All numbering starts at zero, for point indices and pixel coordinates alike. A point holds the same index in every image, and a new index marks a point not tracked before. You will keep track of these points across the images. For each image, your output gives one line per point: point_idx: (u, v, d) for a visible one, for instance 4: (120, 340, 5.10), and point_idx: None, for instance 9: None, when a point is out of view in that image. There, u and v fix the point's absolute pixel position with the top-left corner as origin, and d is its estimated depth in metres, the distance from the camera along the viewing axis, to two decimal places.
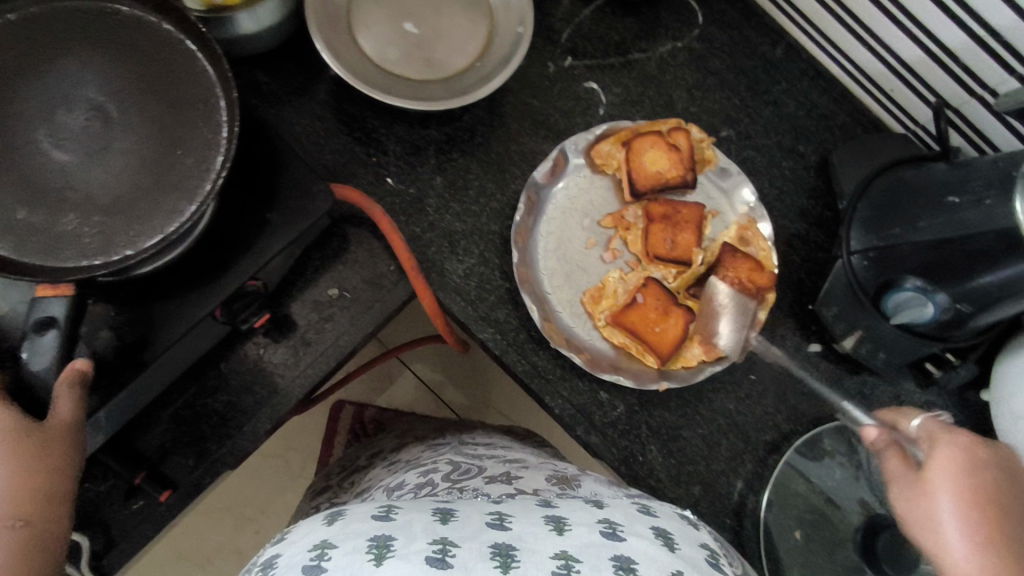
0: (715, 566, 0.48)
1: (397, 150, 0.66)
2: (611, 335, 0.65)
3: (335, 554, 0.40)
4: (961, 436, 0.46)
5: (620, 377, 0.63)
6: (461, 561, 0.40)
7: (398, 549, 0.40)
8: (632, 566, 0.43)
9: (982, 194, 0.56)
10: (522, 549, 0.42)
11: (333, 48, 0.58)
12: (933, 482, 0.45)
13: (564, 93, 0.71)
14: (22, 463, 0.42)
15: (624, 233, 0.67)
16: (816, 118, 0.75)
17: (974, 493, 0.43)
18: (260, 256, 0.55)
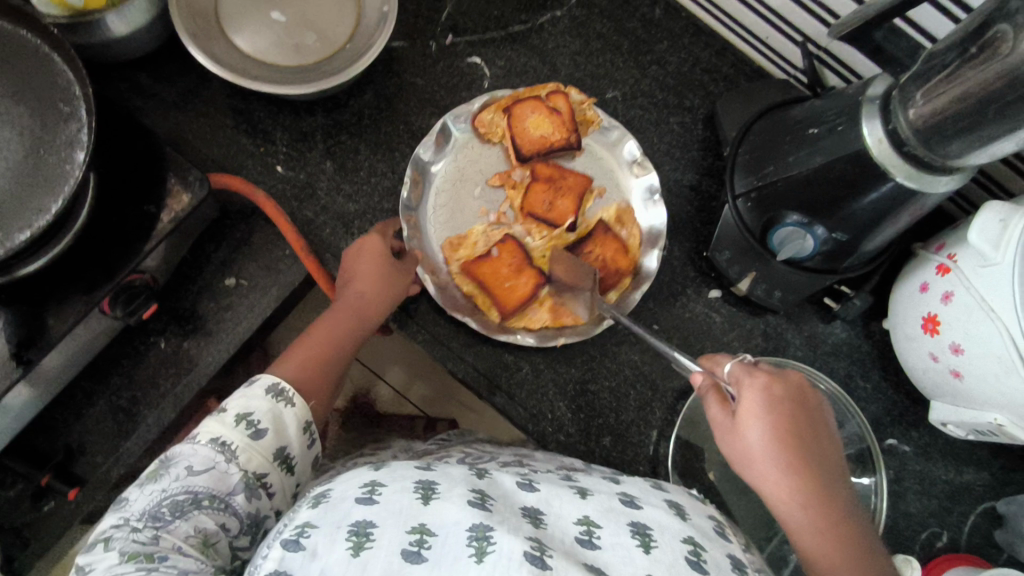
0: (724, 536, 0.50)
1: (285, 139, 0.68)
2: (463, 284, 0.67)
3: (386, 489, 0.44)
4: (758, 376, 0.49)
5: (517, 338, 0.65)
6: (498, 509, 0.44)
7: (442, 491, 0.44)
8: (647, 531, 0.46)
9: (833, 122, 0.58)
10: (549, 514, 0.46)
11: (199, 41, 0.60)
12: (744, 424, 0.49)
13: (448, 70, 0.73)
14: (366, 285, 0.61)
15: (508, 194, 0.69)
16: (700, 72, 0.77)
17: (778, 433, 0.48)
18: (143, 250, 0.56)
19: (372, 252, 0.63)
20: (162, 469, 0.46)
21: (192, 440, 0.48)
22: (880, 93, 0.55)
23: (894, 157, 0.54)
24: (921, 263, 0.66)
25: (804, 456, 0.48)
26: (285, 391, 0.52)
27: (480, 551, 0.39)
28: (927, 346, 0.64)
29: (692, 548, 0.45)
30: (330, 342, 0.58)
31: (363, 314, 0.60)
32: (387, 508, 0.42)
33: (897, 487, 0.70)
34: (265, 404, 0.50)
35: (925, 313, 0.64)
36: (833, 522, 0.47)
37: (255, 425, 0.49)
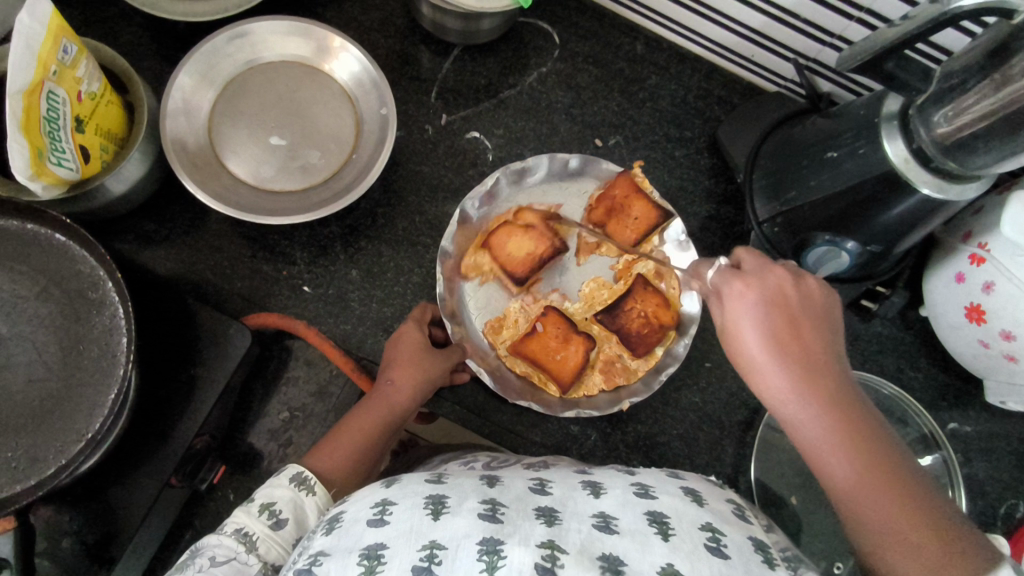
0: (744, 519, 0.50)
1: (305, 257, 0.67)
2: (515, 364, 0.66)
3: (396, 508, 0.44)
4: (733, 281, 0.48)
5: (583, 413, 0.64)
6: (510, 518, 0.44)
7: (452, 506, 0.44)
8: (665, 519, 0.46)
9: (854, 145, 0.58)
10: (564, 512, 0.46)
11: (205, 185, 0.58)
12: (736, 323, 0.48)
13: (449, 150, 0.72)
14: (400, 374, 0.60)
15: (546, 258, 0.67)
16: (693, 100, 0.78)
17: (773, 335, 0.46)
18: (198, 415, 0.54)
19: (409, 340, 0.62)
20: (188, 562, 0.44)
21: (218, 530, 0.46)
22: (896, 110, 0.56)
23: (923, 172, 0.54)
24: (952, 253, 0.67)
25: (807, 353, 0.46)
26: (308, 480, 0.51)
27: (492, 564, 0.39)
28: (975, 334, 0.66)
29: (712, 534, 0.45)
30: (363, 441, 0.56)
31: (393, 408, 0.58)
32: (398, 528, 0.42)
33: (968, 469, 0.72)
34: (288, 493, 0.49)
35: (968, 303, 0.65)
36: (850, 428, 0.43)
37: (278, 514, 0.47)
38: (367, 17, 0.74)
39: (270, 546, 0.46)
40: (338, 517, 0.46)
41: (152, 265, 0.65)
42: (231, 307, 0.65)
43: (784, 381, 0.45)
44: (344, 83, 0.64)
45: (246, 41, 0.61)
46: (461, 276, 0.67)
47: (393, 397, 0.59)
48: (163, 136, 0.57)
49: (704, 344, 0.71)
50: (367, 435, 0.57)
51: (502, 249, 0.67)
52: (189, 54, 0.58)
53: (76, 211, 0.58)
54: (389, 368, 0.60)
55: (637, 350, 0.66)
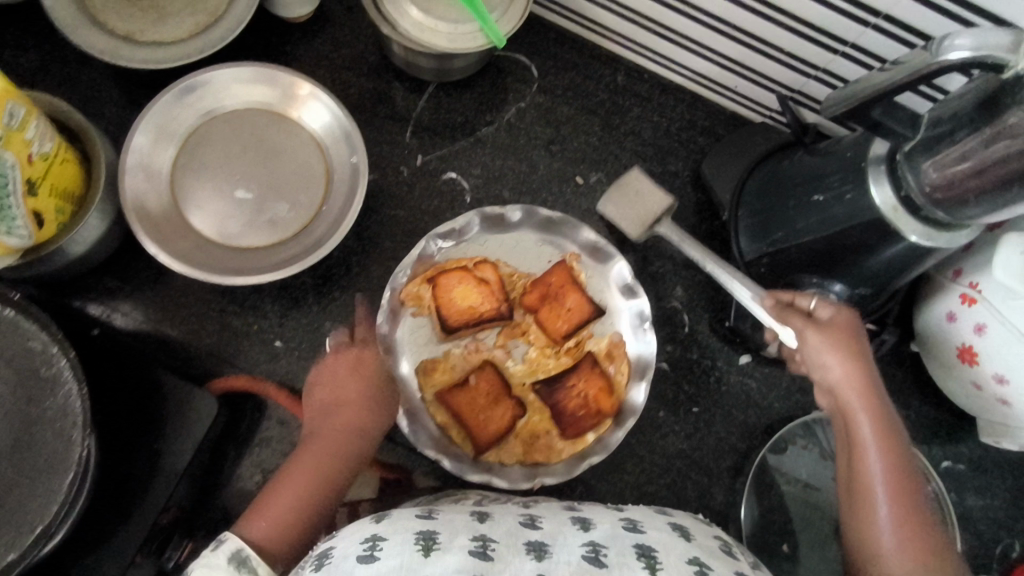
0: (732, 556, 0.48)
1: (277, 310, 0.64)
2: (437, 412, 0.63)
3: (386, 543, 0.42)
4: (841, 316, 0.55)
5: (490, 479, 0.61)
6: (501, 554, 0.42)
7: (442, 542, 0.43)
8: (653, 552, 0.44)
9: (840, 189, 0.56)
10: (555, 544, 0.44)
11: (167, 245, 0.56)
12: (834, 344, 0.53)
13: (426, 192, 0.70)
14: (335, 408, 0.54)
15: (488, 315, 0.64)
16: (676, 132, 0.76)
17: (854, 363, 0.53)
18: (161, 489, 0.52)
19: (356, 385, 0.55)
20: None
21: None
22: (884, 153, 0.54)
23: (911, 220, 0.52)
24: (943, 291, 0.65)
25: (874, 396, 0.52)
26: (247, 557, 0.45)
27: None
28: (969, 375, 0.64)
29: (699, 568, 0.44)
30: (311, 487, 0.51)
31: (337, 450, 0.53)
32: (388, 563, 0.40)
33: (962, 508, 0.71)
34: None
35: (960, 343, 0.64)
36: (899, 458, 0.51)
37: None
38: (338, 54, 0.71)
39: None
40: (319, 560, 0.43)
41: (116, 322, 0.63)
42: (201, 365, 0.63)
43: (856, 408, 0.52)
44: (312, 130, 0.61)
45: (208, 90, 0.59)
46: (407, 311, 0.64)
47: (332, 434, 0.53)
48: (123, 200, 0.55)
49: (690, 388, 0.69)
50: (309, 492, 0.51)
51: (450, 290, 0.64)
52: (145, 113, 0.57)
53: (32, 274, 0.56)
54: (316, 399, 0.55)
55: (566, 429, 0.63)
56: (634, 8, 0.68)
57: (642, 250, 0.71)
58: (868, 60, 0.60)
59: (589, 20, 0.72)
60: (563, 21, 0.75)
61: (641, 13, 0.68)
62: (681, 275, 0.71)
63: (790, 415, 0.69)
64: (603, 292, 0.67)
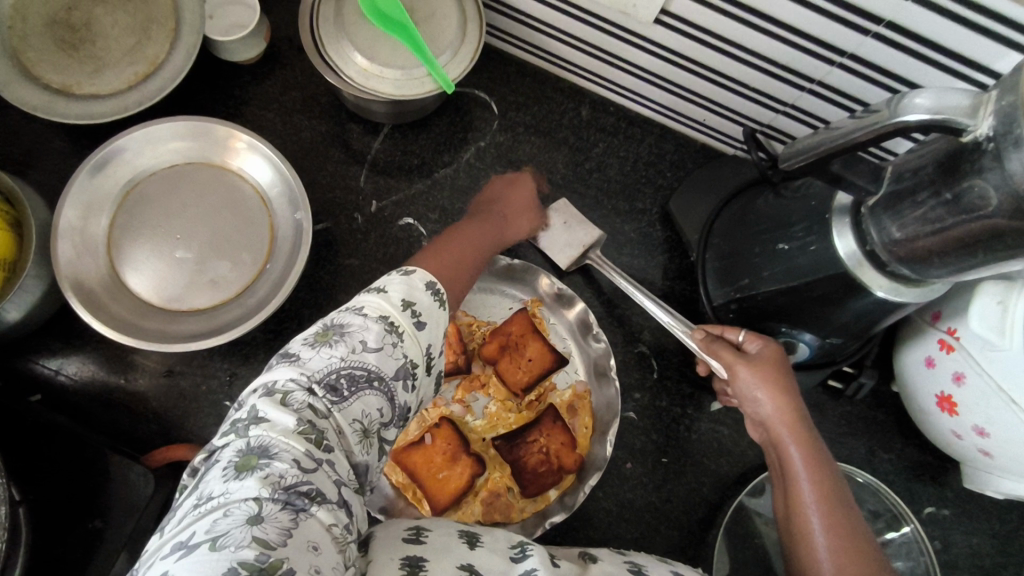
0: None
1: (226, 368, 0.62)
2: (391, 472, 0.60)
3: (432, 532, 0.41)
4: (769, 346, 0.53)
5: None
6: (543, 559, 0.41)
7: (487, 541, 0.41)
8: None
9: (805, 240, 0.54)
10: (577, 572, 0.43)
11: (104, 313, 0.54)
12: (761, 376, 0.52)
13: (381, 238, 0.67)
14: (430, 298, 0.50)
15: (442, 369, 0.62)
16: (643, 168, 0.73)
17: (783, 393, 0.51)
18: (95, 574, 0.49)
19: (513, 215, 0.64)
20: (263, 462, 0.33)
21: None
22: (848, 204, 0.51)
23: (877, 275, 0.50)
24: (921, 335, 0.63)
25: (803, 425, 0.50)
26: None
27: None
28: (948, 423, 0.62)
29: None
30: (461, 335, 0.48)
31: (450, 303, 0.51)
32: (435, 548, 0.39)
33: (947, 556, 0.68)
34: None
35: (939, 392, 0.61)
36: (832, 482, 0.48)
37: (418, 315, 0.42)
38: (290, 97, 0.69)
39: (331, 372, 0.38)
40: (407, 308, 0.42)
41: (60, 385, 0.61)
42: (147, 428, 0.61)
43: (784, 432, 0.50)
44: (255, 183, 0.59)
45: (146, 147, 0.57)
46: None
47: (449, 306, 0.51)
48: (56, 269, 0.53)
49: (660, 437, 0.66)
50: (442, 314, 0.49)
51: None
52: (76, 174, 0.54)
53: None
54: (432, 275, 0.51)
55: (527, 488, 0.61)
56: (594, 44, 0.65)
57: (608, 293, 0.69)
58: (836, 99, 0.57)
59: (549, 54, 0.70)
60: (524, 55, 0.72)
61: (601, 49, 0.65)
62: (649, 319, 0.69)
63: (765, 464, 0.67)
64: (565, 340, 0.66)
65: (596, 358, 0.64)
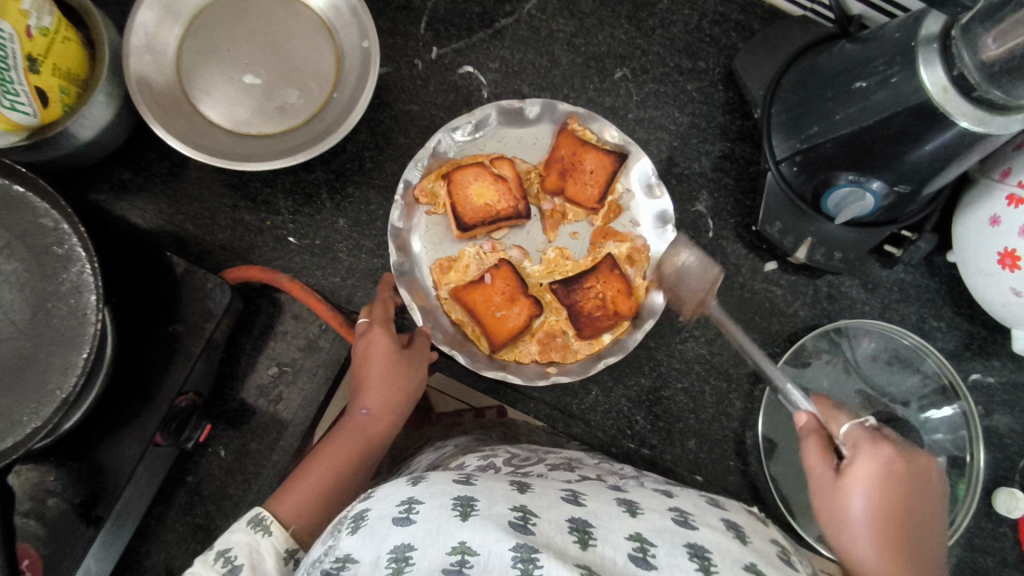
0: (787, 563, 0.47)
1: (290, 205, 0.63)
2: (452, 309, 0.63)
3: (424, 507, 0.43)
4: (884, 446, 0.49)
5: (506, 375, 0.61)
6: (542, 529, 0.42)
7: (482, 509, 0.43)
8: (705, 554, 0.43)
9: (885, 73, 0.53)
10: (597, 526, 0.44)
11: (177, 131, 0.54)
12: (850, 488, 0.49)
13: (441, 87, 0.66)
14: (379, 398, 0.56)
15: (504, 213, 0.63)
16: (707, 27, 0.70)
17: (883, 499, 0.48)
18: (181, 373, 0.52)
19: (380, 401, 0.57)
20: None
21: None
22: (937, 31, 0.49)
23: (963, 103, 0.49)
24: (988, 193, 0.62)
25: (897, 539, 0.46)
26: (265, 519, 0.49)
27: (527, 572, 0.37)
28: (1007, 282, 0.61)
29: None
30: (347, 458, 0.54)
31: (370, 434, 0.56)
32: (426, 528, 0.41)
33: (988, 422, 0.69)
34: (244, 538, 0.47)
35: (1002, 248, 0.60)
36: None
37: (233, 561, 0.45)
38: None
39: None
40: (221, 556, 0.45)
41: (130, 215, 0.61)
42: (213, 261, 0.62)
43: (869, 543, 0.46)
44: (320, 12, 0.58)
45: None
46: (421, 208, 0.63)
47: (376, 416, 0.57)
48: (127, 75, 0.53)
49: None
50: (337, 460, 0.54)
51: (466, 187, 0.63)
52: None
53: (42, 159, 0.54)
54: (358, 367, 0.57)
55: (583, 330, 0.63)
56: None
57: (668, 153, 0.69)
58: None
59: None
60: None
61: None
62: (707, 179, 0.68)
63: (814, 325, 0.68)
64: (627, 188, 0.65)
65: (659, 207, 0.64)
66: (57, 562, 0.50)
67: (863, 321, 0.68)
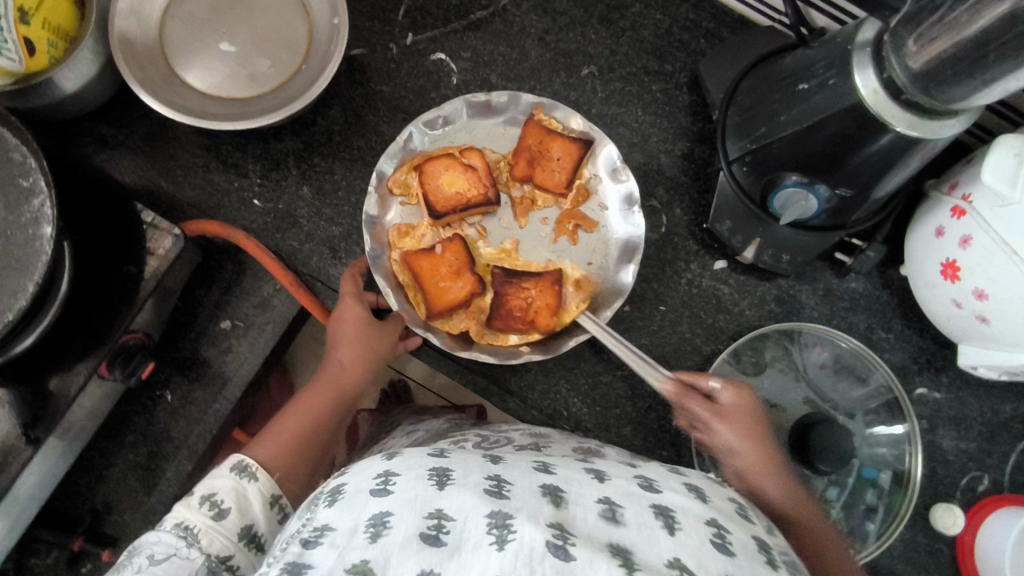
0: (747, 519, 0.46)
1: (257, 170, 0.66)
2: (399, 271, 0.64)
3: (400, 479, 0.42)
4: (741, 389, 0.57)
5: (478, 354, 0.63)
6: (516, 494, 0.41)
7: (457, 478, 0.42)
8: (671, 513, 0.43)
9: (824, 76, 0.54)
10: (569, 493, 0.43)
11: (154, 89, 0.58)
12: (722, 420, 0.55)
13: (413, 71, 0.70)
14: (353, 358, 0.60)
15: (474, 200, 0.65)
16: (678, 31, 0.72)
17: (743, 422, 0.56)
18: (131, 311, 0.56)
19: (353, 356, 0.60)
20: (127, 559, 0.46)
21: (159, 526, 0.48)
22: (870, 38, 0.51)
23: (892, 107, 0.50)
24: (936, 205, 0.62)
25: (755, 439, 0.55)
26: (249, 466, 0.52)
27: (501, 538, 0.37)
28: (949, 293, 0.62)
29: (717, 531, 0.42)
30: (318, 410, 0.58)
31: (344, 388, 0.60)
32: (403, 496, 0.40)
33: (931, 436, 0.69)
34: (229, 483, 0.51)
35: (944, 258, 0.61)
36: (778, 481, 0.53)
37: (219, 505, 0.49)
38: None
39: None
40: (205, 500, 0.49)
41: (108, 168, 0.65)
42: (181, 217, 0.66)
43: (736, 443, 0.54)
44: None
45: None
46: (395, 199, 0.66)
47: (348, 374, 0.60)
48: (110, 34, 0.57)
49: (660, 287, 0.69)
50: (311, 413, 0.58)
51: (437, 177, 0.65)
52: None
53: (26, 107, 0.58)
54: (333, 328, 0.60)
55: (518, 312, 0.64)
56: None
57: (627, 149, 0.71)
58: None
59: None
60: None
61: None
62: (665, 176, 0.71)
63: (758, 326, 0.69)
64: (594, 178, 0.67)
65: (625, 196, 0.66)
66: None
67: (817, 327, 0.69)
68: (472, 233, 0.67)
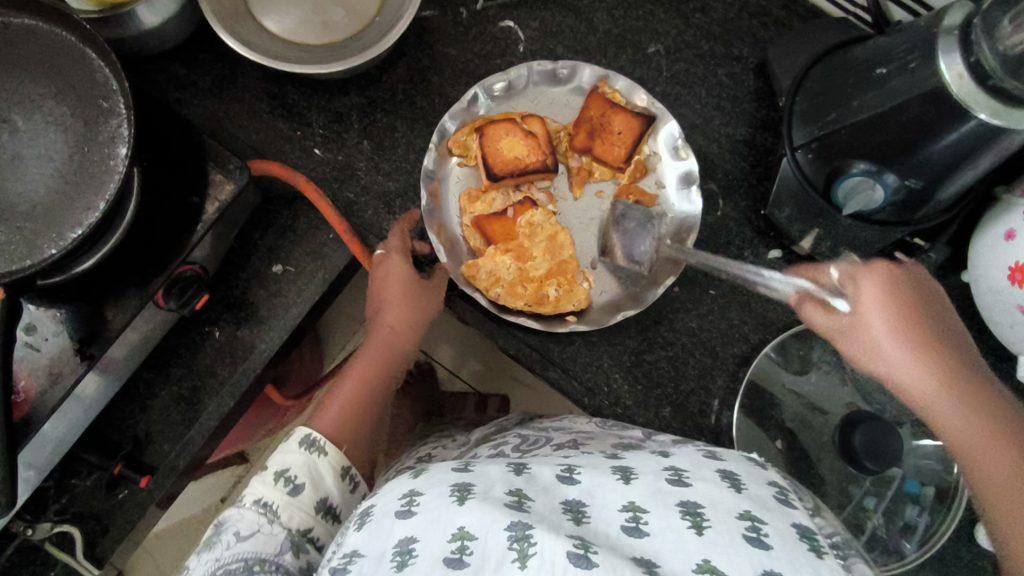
0: (786, 504, 0.39)
1: (321, 120, 0.67)
2: (470, 235, 0.65)
3: (423, 499, 0.39)
4: (881, 265, 0.47)
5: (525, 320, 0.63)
6: (537, 509, 0.37)
7: (478, 492, 0.39)
8: (697, 509, 0.37)
9: (904, 60, 0.54)
10: (592, 505, 0.39)
11: (230, 26, 0.59)
12: (866, 314, 0.45)
13: (480, 36, 0.70)
14: (400, 317, 0.59)
15: (533, 166, 0.65)
16: (748, 17, 0.72)
17: (899, 303, 0.45)
18: (193, 238, 0.56)
19: (399, 317, 0.59)
20: (214, 537, 0.44)
21: (238, 504, 0.46)
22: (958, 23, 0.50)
23: (979, 93, 0.48)
24: (1007, 208, 0.61)
25: (918, 318, 0.45)
26: (317, 441, 0.50)
27: (521, 553, 0.33)
28: (1015, 299, 0.60)
29: (751, 523, 0.36)
30: (373, 374, 0.58)
31: (394, 347, 0.59)
32: (424, 519, 0.37)
33: None
34: (300, 458, 0.48)
35: (1013, 262, 0.59)
36: (943, 366, 0.44)
37: (294, 480, 0.47)
38: None
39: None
40: (281, 476, 0.47)
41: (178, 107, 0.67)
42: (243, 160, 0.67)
43: (887, 344, 0.44)
44: None
45: None
46: (453, 159, 0.66)
47: (396, 334, 0.59)
48: None
49: None
50: (364, 377, 0.57)
51: (497, 140, 0.65)
52: None
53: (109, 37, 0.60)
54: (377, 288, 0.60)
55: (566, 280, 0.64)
56: None
57: (688, 131, 0.70)
58: None
59: None
60: None
61: None
62: (725, 161, 0.70)
63: None
64: (654, 154, 0.67)
65: (684, 173, 0.65)
66: (49, 388, 0.54)
67: None
68: (544, 199, 0.67)
